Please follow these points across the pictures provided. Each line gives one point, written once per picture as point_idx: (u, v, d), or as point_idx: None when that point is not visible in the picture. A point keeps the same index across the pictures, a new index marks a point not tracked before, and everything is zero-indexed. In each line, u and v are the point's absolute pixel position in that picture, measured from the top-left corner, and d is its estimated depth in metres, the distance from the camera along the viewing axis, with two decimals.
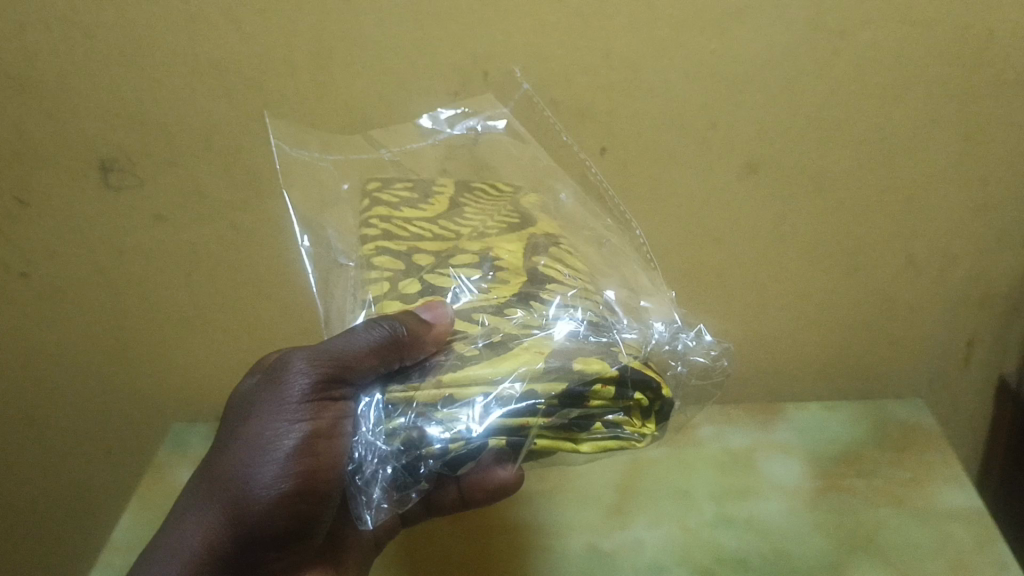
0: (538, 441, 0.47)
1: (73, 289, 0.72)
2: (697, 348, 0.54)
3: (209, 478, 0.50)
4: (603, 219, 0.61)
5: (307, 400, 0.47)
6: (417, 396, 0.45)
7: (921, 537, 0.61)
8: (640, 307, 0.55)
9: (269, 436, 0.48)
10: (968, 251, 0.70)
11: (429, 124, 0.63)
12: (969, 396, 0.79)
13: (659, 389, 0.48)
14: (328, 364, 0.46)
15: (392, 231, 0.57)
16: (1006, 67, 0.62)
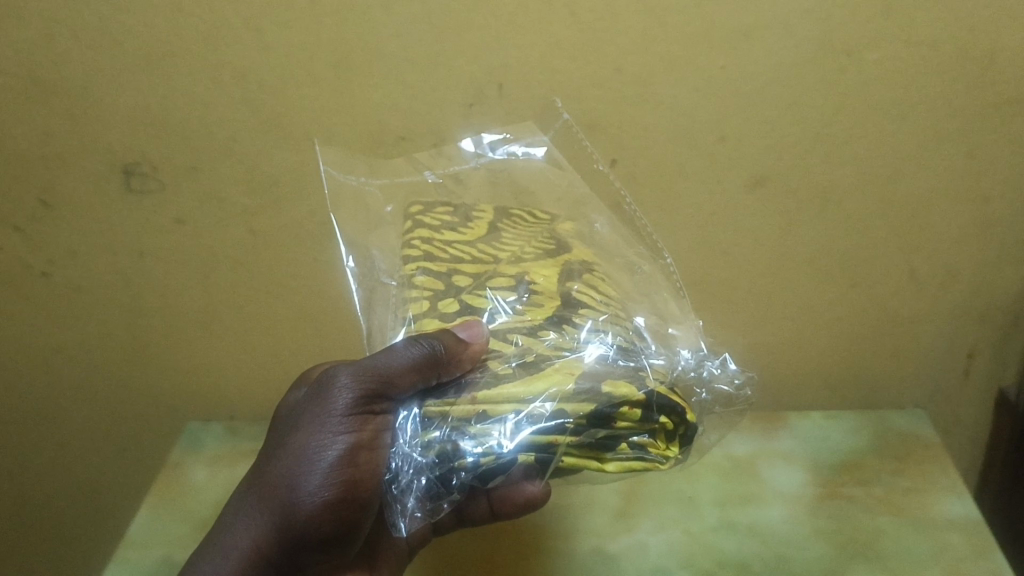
0: (566, 458, 0.48)
1: (100, 286, 0.77)
2: (722, 377, 0.57)
3: (256, 487, 0.52)
4: (636, 246, 0.65)
5: (350, 415, 0.49)
6: (451, 411, 0.48)
7: (918, 545, 0.63)
8: (669, 335, 0.58)
9: (313, 448, 0.50)
10: (969, 266, 0.72)
11: (472, 147, 0.67)
12: (969, 405, 0.81)
13: (684, 416, 0.50)
14: (371, 380, 0.49)
15: (432, 254, 0.61)
16: (1014, 86, 0.63)
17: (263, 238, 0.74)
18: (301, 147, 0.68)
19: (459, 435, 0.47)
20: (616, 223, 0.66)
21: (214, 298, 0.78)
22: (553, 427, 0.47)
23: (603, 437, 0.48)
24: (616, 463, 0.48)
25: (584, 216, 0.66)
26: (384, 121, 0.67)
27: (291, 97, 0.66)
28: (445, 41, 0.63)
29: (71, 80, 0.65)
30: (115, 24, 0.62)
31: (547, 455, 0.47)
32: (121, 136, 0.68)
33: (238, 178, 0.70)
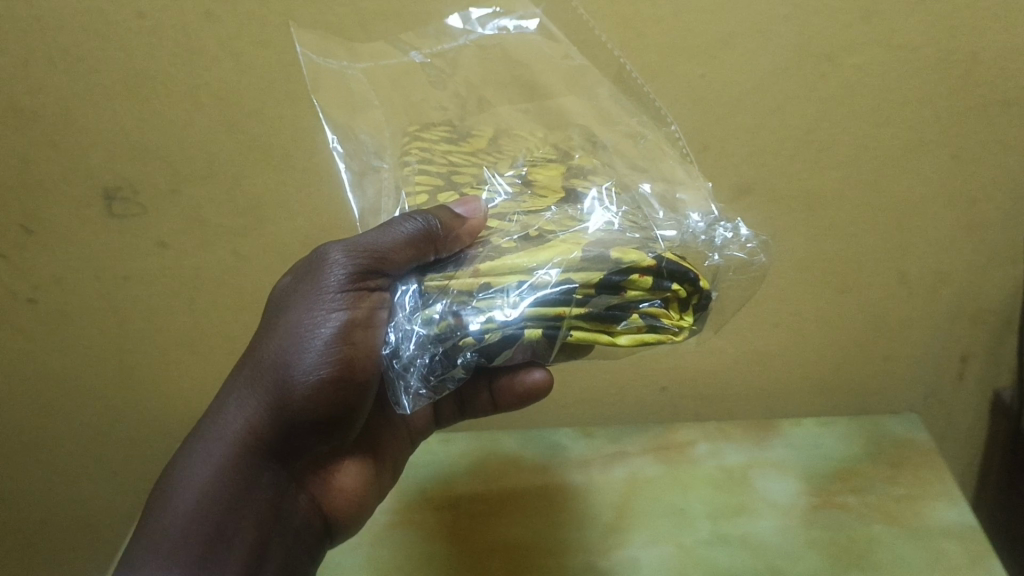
0: (573, 332, 0.44)
1: (85, 313, 0.76)
2: (736, 242, 0.49)
3: (247, 369, 0.49)
4: (638, 114, 0.55)
5: (348, 290, 0.46)
6: (453, 284, 0.45)
7: (914, 553, 0.62)
8: (677, 201, 0.51)
9: (306, 326, 0.47)
10: (959, 269, 0.71)
11: (458, 24, 0.55)
12: (965, 410, 0.80)
13: (697, 282, 0.44)
14: (366, 255, 0.46)
15: (430, 156, 0.54)
16: (994, 90, 0.62)
17: (247, 258, 0.73)
18: (281, 166, 0.68)
19: (464, 305, 0.44)
20: (620, 93, 0.55)
21: (202, 319, 0.77)
22: (558, 296, 0.43)
23: (611, 306, 0.43)
24: (628, 333, 0.44)
25: (582, 89, 0.55)
26: None
27: (271, 116, 0.65)
28: None
29: (50, 107, 0.65)
30: (91, 51, 0.62)
31: (553, 329, 0.43)
32: (101, 161, 0.68)
33: (220, 197, 0.69)
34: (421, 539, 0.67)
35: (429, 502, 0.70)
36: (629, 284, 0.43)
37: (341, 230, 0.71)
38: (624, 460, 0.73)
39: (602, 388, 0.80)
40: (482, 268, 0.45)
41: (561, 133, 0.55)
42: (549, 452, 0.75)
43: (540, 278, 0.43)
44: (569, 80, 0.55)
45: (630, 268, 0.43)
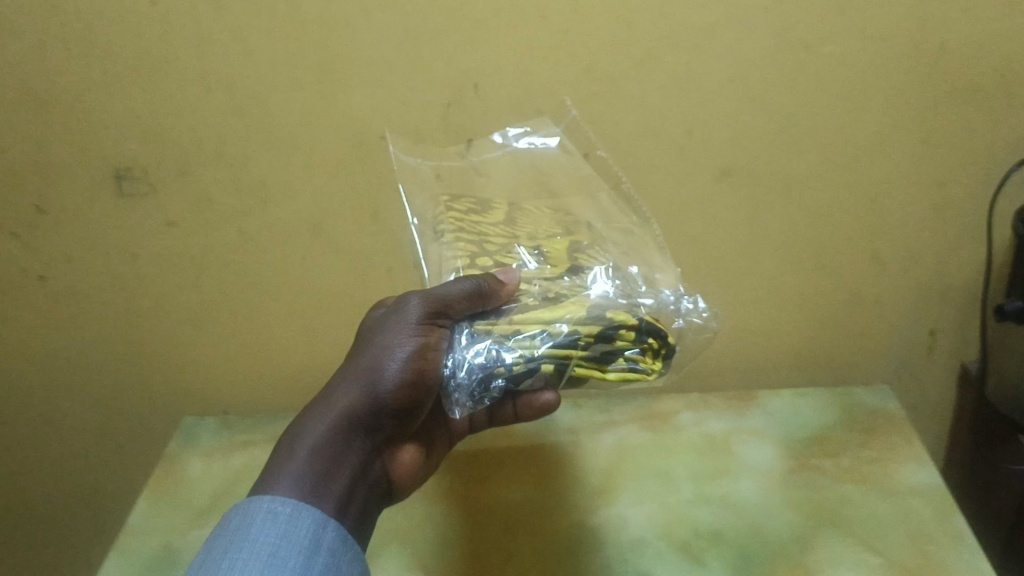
0: (576, 369, 0.56)
1: (92, 291, 0.79)
2: (695, 312, 0.64)
3: (336, 381, 0.57)
4: (628, 214, 0.71)
5: (429, 316, 0.56)
6: (495, 328, 0.57)
7: (885, 511, 0.66)
8: (655, 280, 0.66)
9: (384, 347, 0.56)
10: (929, 248, 0.75)
11: (500, 139, 0.70)
12: (934, 383, 0.84)
13: (667, 339, 0.58)
14: (433, 302, 0.56)
15: (466, 226, 0.67)
16: (957, 76, 0.67)
17: (252, 238, 0.76)
18: (286, 148, 0.71)
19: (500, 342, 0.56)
20: (615, 198, 0.71)
21: (206, 298, 0.80)
22: (568, 341, 0.55)
23: (605, 352, 0.56)
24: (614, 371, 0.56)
25: (590, 194, 0.71)
26: (363, 120, 0.69)
27: (277, 101, 0.69)
28: (423, 47, 0.66)
29: (66, 92, 0.68)
30: (107, 37, 0.66)
31: (562, 365, 0.55)
32: (114, 143, 0.71)
33: (227, 179, 0.73)
34: (420, 502, 0.70)
35: None
36: (617, 335, 0.56)
37: (343, 211, 0.75)
38: (612, 429, 0.77)
39: None
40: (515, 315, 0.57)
41: (570, 219, 0.70)
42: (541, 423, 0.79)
43: (552, 329, 0.56)
44: (577, 186, 0.71)
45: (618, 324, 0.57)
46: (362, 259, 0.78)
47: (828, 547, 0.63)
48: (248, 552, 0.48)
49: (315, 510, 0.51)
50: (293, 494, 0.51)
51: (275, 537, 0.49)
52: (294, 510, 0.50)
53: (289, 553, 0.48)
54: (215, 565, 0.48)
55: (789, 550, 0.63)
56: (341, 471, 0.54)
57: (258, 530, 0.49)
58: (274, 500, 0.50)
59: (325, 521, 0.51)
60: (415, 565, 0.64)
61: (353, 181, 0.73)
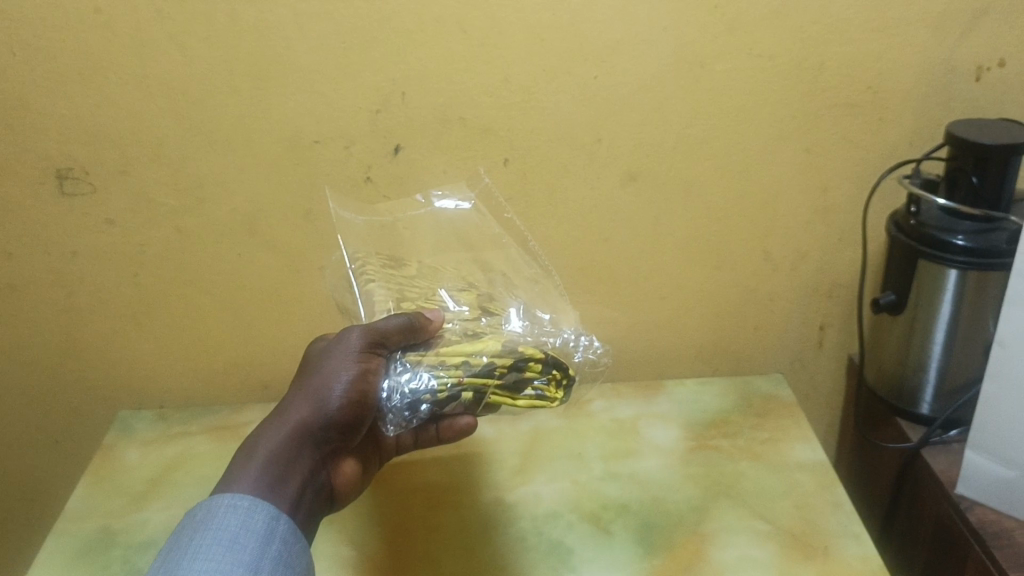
0: (491, 397, 0.62)
1: (31, 286, 0.82)
2: (591, 348, 0.69)
3: (284, 404, 0.60)
4: (533, 267, 0.78)
5: (370, 344, 0.61)
6: (424, 358, 0.63)
7: (774, 484, 0.73)
8: (558, 319, 0.71)
9: (331, 372, 0.60)
10: (815, 249, 0.83)
11: (422, 199, 0.78)
12: (825, 375, 0.92)
13: (568, 371, 0.65)
14: (373, 333, 0.61)
15: (391, 277, 0.73)
16: (834, 92, 0.75)
17: (189, 237, 0.80)
18: (222, 150, 0.75)
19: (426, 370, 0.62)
20: (522, 254, 0.79)
21: (142, 294, 0.83)
22: (485, 371, 0.62)
23: (517, 381, 0.63)
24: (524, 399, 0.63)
25: (500, 250, 0.78)
26: (297, 124, 0.74)
27: (215, 105, 0.73)
28: (353, 57, 0.71)
29: (11, 93, 0.72)
30: (53, 41, 0.70)
31: (480, 393, 0.62)
32: (55, 143, 0.74)
33: (165, 179, 0.77)
34: None
35: None
36: (528, 367, 0.63)
37: (275, 211, 0.79)
38: (530, 416, 0.83)
39: None
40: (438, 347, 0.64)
41: (484, 273, 0.76)
42: None
43: (472, 360, 0.62)
44: (488, 243, 0.78)
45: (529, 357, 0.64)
46: (294, 257, 0.82)
47: (722, 515, 0.70)
48: (210, 540, 0.51)
49: (269, 506, 0.54)
50: (250, 493, 0.54)
51: (235, 526, 0.52)
52: (252, 503, 0.53)
53: (248, 539, 0.51)
54: (179, 555, 0.50)
55: (687, 518, 0.69)
56: (293, 479, 0.57)
57: (219, 522, 0.52)
58: (234, 497, 0.53)
59: (280, 519, 0.54)
60: (342, 538, 0.69)
61: (285, 182, 0.77)
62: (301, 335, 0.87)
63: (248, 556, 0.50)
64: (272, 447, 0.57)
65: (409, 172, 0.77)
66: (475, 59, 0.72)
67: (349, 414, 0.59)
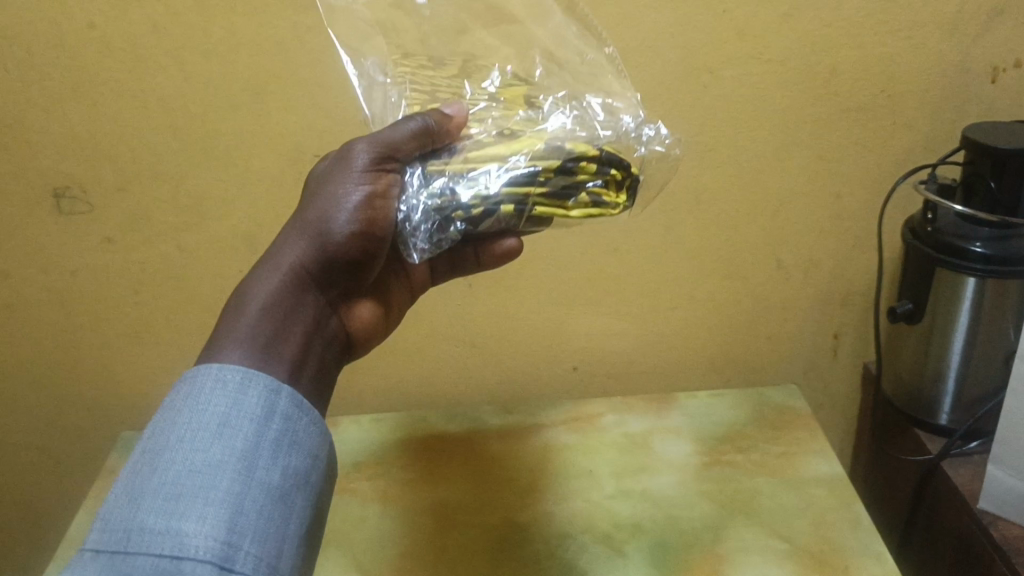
0: (537, 208, 0.53)
1: (30, 307, 0.80)
2: (658, 139, 0.58)
3: (286, 233, 0.53)
4: (582, 37, 0.62)
5: (377, 160, 0.53)
6: (449, 168, 0.54)
7: (790, 499, 0.71)
8: (616, 107, 0.58)
9: (336, 194, 0.53)
10: (828, 256, 0.81)
11: None
12: (839, 384, 0.90)
13: (630, 170, 0.55)
14: (379, 144, 0.53)
15: (415, 79, 0.61)
16: (847, 97, 0.73)
17: (190, 253, 0.78)
18: (223, 165, 0.74)
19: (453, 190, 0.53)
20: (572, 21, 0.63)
21: (144, 311, 0.82)
22: (525, 178, 0.52)
23: (566, 186, 0.53)
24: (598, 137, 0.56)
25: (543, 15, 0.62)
26: (298, 139, 0.73)
27: (214, 120, 0.72)
28: None
29: (7, 112, 0.71)
30: (48, 59, 0.68)
31: (522, 205, 0.53)
32: (53, 162, 0.73)
33: (164, 195, 0.75)
34: (355, 503, 0.74)
35: (361, 473, 0.77)
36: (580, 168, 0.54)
37: (277, 226, 0.77)
38: (540, 431, 0.81)
39: (516, 365, 0.87)
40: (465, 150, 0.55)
41: (525, 47, 0.62)
42: (471, 426, 0.83)
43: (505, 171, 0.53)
44: (530, 11, 0.62)
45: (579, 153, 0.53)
46: None
47: (739, 533, 0.68)
48: (197, 426, 0.45)
49: (267, 376, 0.47)
50: (241, 361, 0.48)
51: (225, 408, 0.46)
52: (243, 376, 0.47)
53: (240, 423, 0.45)
54: (162, 441, 0.44)
55: (703, 537, 0.68)
56: (296, 324, 0.51)
57: (208, 398, 0.46)
58: (224, 366, 0.47)
59: (280, 384, 0.48)
60: (350, 562, 0.67)
61: (287, 197, 0.76)
62: None
63: (241, 443, 0.45)
64: (269, 291, 0.50)
65: None
66: None
67: (355, 246, 0.53)
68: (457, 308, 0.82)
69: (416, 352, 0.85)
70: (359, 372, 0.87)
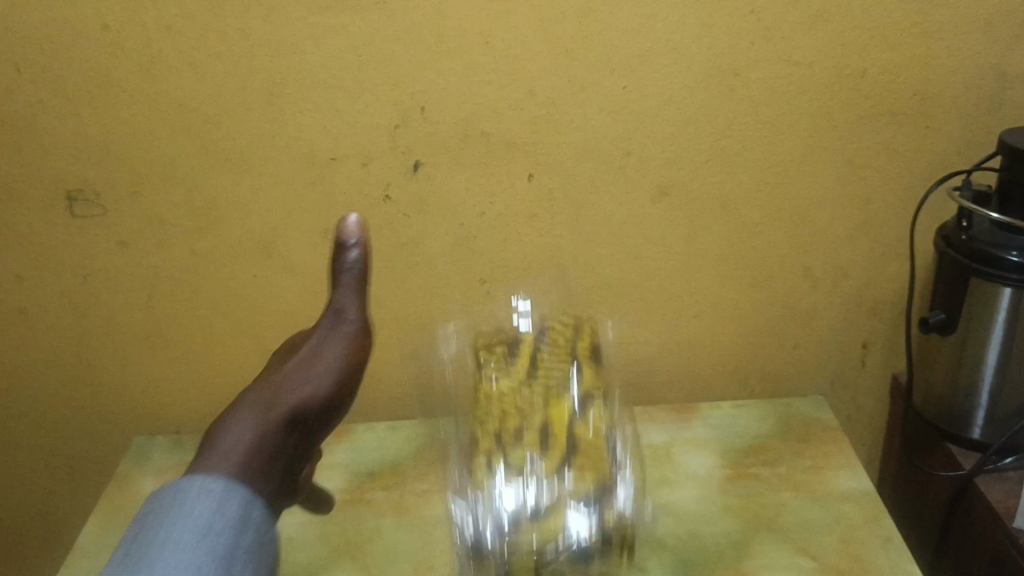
0: None
1: (42, 311, 0.80)
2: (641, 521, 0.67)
3: (256, 391, 0.54)
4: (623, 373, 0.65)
5: (362, 327, 0.58)
6: (495, 541, 0.62)
7: (817, 515, 0.69)
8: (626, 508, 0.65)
9: (309, 367, 0.55)
10: (857, 264, 0.79)
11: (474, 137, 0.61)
12: (867, 395, 0.87)
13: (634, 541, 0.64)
14: (340, 318, 0.58)
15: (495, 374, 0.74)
16: (877, 100, 0.71)
17: (204, 258, 0.77)
18: (237, 169, 0.72)
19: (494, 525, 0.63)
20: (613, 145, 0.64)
21: (157, 317, 0.80)
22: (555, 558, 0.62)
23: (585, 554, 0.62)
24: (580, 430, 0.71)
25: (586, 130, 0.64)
26: (313, 142, 0.71)
27: (228, 123, 0.70)
28: (370, 70, 0.68)
29: (19, 115, 0.70)
30: (60, 60, 0.67)
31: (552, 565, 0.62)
32: (65, 166, 0.72)
33: (177, 199, 0.74)
34: (369, 516, 0.72)
35: (376, 483, 0.76)
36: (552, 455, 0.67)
37: (292, 231, 0.76)
38: None
39: None
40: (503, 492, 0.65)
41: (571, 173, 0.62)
42: None
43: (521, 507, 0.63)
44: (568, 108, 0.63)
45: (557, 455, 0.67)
46: (311, 280, 0.78)
47: (765, 551, 0.66)
48: (183, 528, 0.46)
49: (246, 489, 0.48)
50: (228, 472, 0.48)
51: (210, 511, 0.47)
52: (229, 485, 0.48)
53: (222, 527, 0.46)
54: (144, 543, 0.46)
55: (727, 554, 0.65)
56: (274, 465, 0.51)
57: (190, 507, 0.47)
58: (206, 483, 0.48)
59: (256, 502, 0.48)
60: None
61: (302, 202, 0.74)
62: None
63: (223, 548, 0.46)
64: (250, 431, 0.50)
65: (430, 190, 0.74)
66: (500, 72, 0.68)
67: (330, 405, 0.55)
68: (476, 316, 0.81)
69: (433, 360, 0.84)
70: (375, 380, 0.85)
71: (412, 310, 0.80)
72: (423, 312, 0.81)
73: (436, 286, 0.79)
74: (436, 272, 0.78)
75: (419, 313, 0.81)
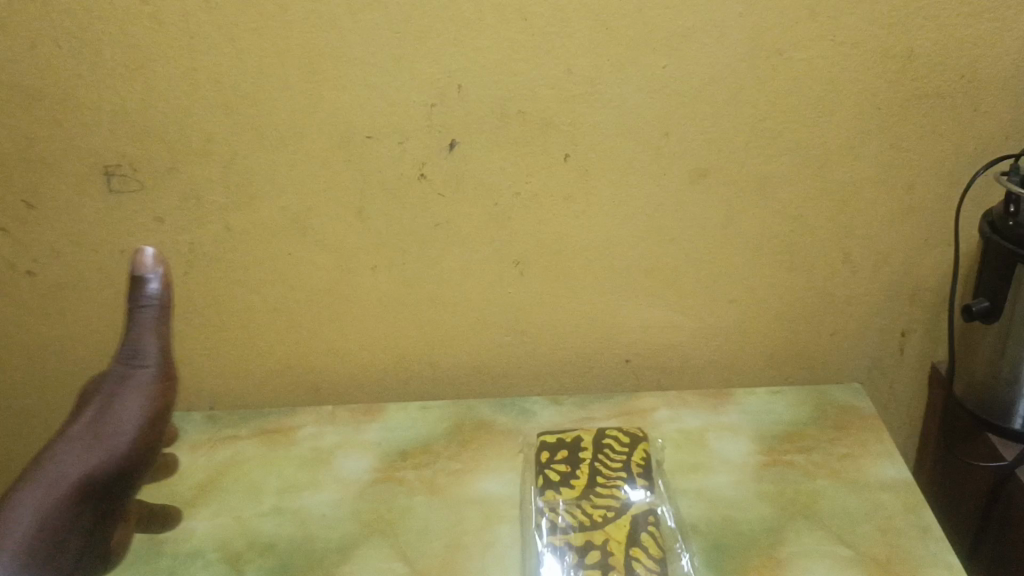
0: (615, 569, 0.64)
1: (79, 285, 0.80)
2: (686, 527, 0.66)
3: (36, 466, 0.65)
4: None
5: (157, 375, 0.71)
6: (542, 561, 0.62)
7: (854, 503, 0.68)
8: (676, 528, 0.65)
9: (69, 435, 0.67)
10: (898, 249, 0.78)
11: None
12: (904, 382, 0.86)
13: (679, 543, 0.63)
14: (132, 359, 0.71)
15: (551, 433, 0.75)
16: (923, 82, 0.69)
17: (239, 235, 0.77)
18: (273, 146, 0.72)
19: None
20: None
21: (192, 293, 0.81)
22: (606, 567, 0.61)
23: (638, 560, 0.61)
24: (618, 459, 0.70)
25: None
26: (349, 119, 0.71)
27: (265, 99, 0.70)
28: (408, 47, 0.68)
29: (59, 90, 0.70)
30: (100, 34, 0.67)
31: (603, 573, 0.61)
32: (104, 140, 0.72)
33: (214, 175, 0.74)
34: (400, 495, 0.72)
35: (408, 462, 0.76)
36: (594, 497, 0.66)
37: (326, 209, 0.76)
38: (592, 424, 0.79)
39: (566, 356, 0.85)
40: (555, 542, 0.63)
41: None
42: (520, 418, 0.81)
43: (568, 554, 0.62)
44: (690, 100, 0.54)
45: (601, 501, 0.66)
46: (345, 258, 0.78)
47: (800, 537, 0.65)
48: None
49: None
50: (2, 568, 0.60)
51: None
52: None
53: None
54: None
55: (762, 541, 0.65)
56: (67, 527, 0.64)
57: None
58: None
59: None
60: (395, 554, 0.66)
61: (338, 179, 0.74)
62: (354, 340, 0.84)
63: None
64: (37, 512, 0.63)
65: (465, 169, 0.73)
66: (538, 49, 0.68)
67: (132, 463, 0.67)
68: (509, 296, 0.80)
69: (466, 341, 0.83)
70: (408, 360, 0.85)
71: (445, 290, 0.80)
72: (457, 293, 0.80)
73: (470, 266, 0.79)
74: (470, 253, 0.78)
75: (452, 294, 0.80)
